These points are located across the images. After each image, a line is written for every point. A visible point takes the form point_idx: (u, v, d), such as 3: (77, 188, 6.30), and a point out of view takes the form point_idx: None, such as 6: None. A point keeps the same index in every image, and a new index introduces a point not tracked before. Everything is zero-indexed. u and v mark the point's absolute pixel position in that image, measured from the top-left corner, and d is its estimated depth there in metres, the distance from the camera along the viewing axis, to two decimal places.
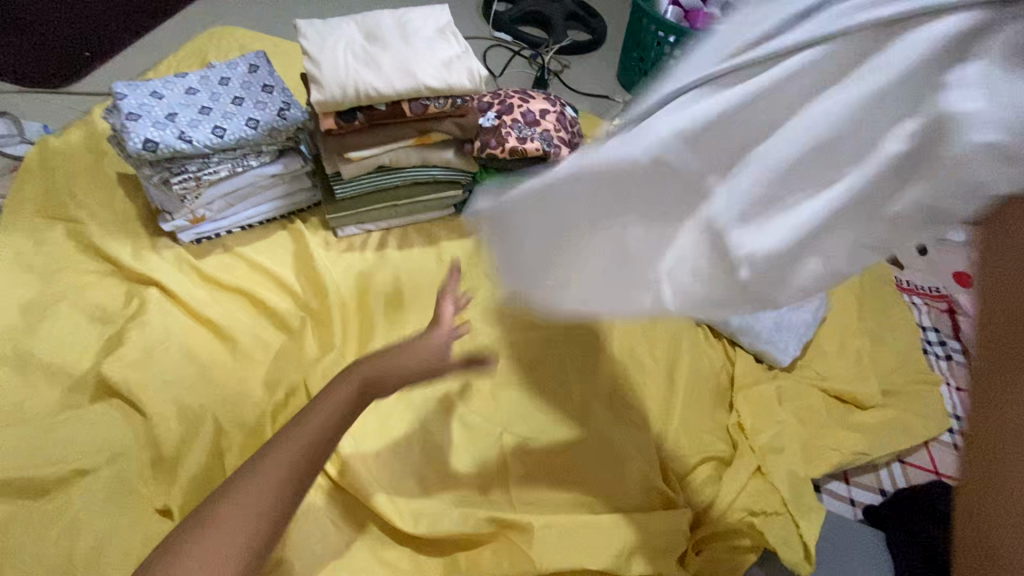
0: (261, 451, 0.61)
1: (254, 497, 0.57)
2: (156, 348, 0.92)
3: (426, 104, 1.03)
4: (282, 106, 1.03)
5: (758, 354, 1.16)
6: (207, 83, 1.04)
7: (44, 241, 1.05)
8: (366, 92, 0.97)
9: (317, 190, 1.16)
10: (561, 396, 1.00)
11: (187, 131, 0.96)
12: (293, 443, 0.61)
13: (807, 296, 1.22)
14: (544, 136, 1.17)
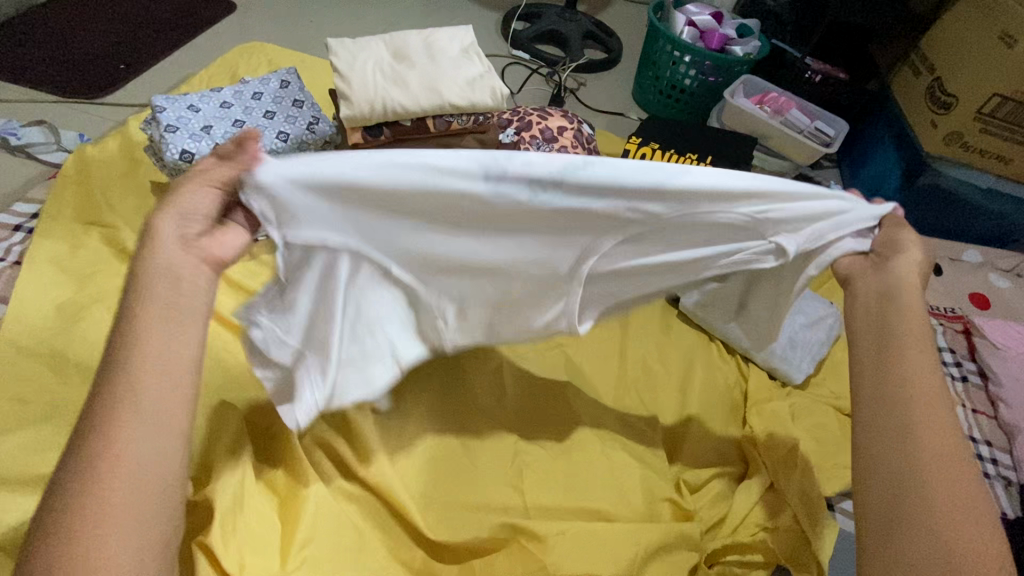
0: (104, 380, 0.52)
1: (132, 423, 0.50)
2: None
3: (450, 120, 1.08)
4: (311, 120, 1.08)
5: (771, 371, 1.16)
6: (241, 97, 1.08)
7: (81, 245, 1.09)
8: (393, 109, 1.01)
9: None
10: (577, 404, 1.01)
11: (221, 143, 1.01)
12: (140, 358, 0.52)
13: (819, 313, 1.23)
14: (561, 152, 1.21)
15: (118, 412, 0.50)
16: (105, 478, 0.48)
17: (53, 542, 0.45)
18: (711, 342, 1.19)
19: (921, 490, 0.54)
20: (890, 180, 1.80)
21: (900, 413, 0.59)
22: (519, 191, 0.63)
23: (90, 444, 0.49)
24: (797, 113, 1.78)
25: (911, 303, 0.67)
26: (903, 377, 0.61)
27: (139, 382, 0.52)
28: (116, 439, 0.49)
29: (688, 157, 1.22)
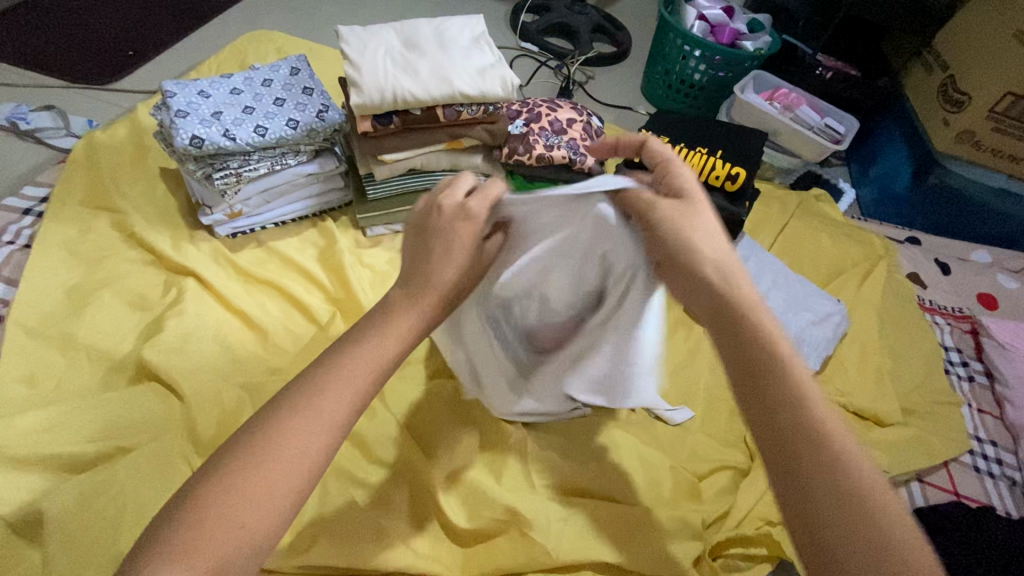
0: (316, 374, 0.58)
1: (316, 417, 0.55)
2: (195, 335, 0.96)
3: (460, 110, 1.07)
4: (321, 108, 1.07)
5: None
6: (251, 84, 1.08)
7: (89, 230, 1.09)
8: (403, 97, 1.00)
9: (349, 190, 1.20)
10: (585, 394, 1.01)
11: (231, 129, 1.00)
12: (353, 368, 0.59)
13: (827, 311, 1.26)
14: (571, 144, 1.20)
15: (309, 404, 0.56)
16: (280, 456, 0.53)
17: (218, 493, 0.50)
18: None
19: (834, 488, 0.49)
20: (899, 179, 1.82)
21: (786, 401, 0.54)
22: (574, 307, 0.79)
23: (278, 423, 0.54)
24: (807, 110, 1.77)
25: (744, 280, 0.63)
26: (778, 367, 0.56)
27: (339, 386, 0.57)
28: (301, 427, 0.54)
29: (697, 150, 1.23)
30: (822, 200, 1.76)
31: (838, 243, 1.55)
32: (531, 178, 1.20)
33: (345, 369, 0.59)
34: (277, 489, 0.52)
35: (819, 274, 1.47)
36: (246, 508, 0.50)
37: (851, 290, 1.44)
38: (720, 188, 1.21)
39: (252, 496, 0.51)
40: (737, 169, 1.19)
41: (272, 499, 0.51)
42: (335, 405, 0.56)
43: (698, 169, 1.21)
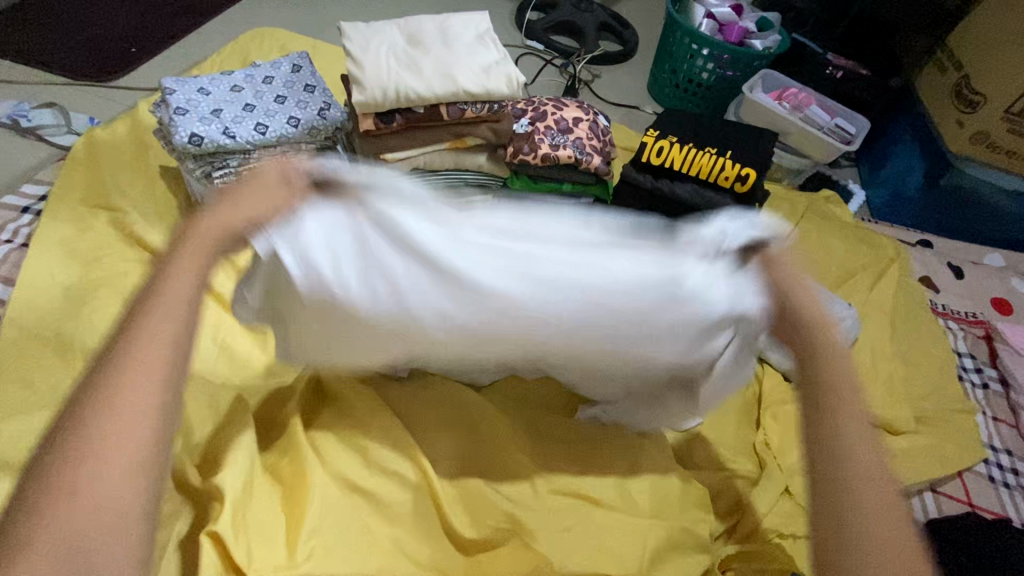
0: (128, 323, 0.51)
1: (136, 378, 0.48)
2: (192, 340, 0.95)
3: (464, 108, 1.05)
4: (322, 106, 1.05)
5: (787, 372, 1.18)
6: (252, 81, 1.06)
7: (88, 228, 1.08)
8: (406, 95, 0.98)
9: None
10: None
11: (231, 127, 0.98)
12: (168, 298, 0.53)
13: (838, 315, 1.24)
14: (577, 143, 1.22)
15: (128, 347, 0.49)
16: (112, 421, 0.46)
17: (59, 469, 0.44)
18: None
19: (859, 502, 0.60)
20: (911, 180, 1.78)
21: (829, 401, 0.66)
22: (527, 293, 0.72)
23: (99, 378, 0.48)
24: (817, 109, 1.75)
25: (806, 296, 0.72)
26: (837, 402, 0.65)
27: (157, 320, 0.51)
28: (127, 372, 0.48)
29: (707, 150, 1.19)
30: (831, 200, 1.73)
31: (847, 246, 1.53)
32: (536, 178, 1.24)
33: (159, 302, 0.52)
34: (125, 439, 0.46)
35: (831, 278, 1.44)
36: (92, 471, 0.44)
37: (861, 294, 1.41)
38: (729, 189, 1.18)
39: (98, 453, 0.45)
40: (747, 170, 1.16)
41: (123, 447, 0.45)
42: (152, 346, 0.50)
43: (708, 168, 1.18)
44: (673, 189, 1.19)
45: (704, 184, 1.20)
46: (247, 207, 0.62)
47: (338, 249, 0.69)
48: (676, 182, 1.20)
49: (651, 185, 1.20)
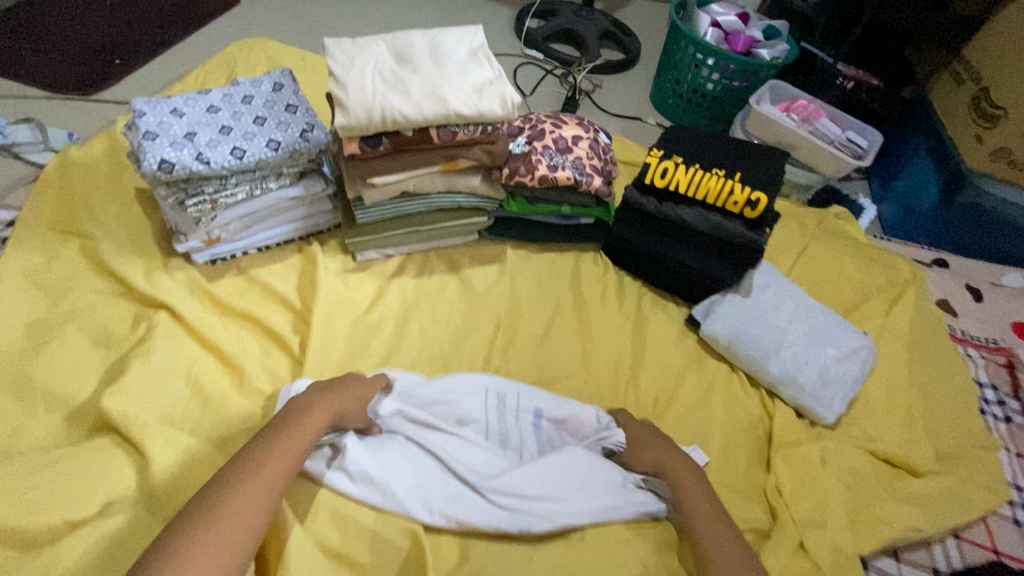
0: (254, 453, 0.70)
1: (258, 481, 0.66)
2: (161, 382, 0.89)
3: (456, 130, 0.98)
4: (305, 127, 0.99)
5: (799, 408, 1.11)
6: (230, 101, 1.00)
7: (56, 257, 1.01)
8: (392, 117, 0.91)
9: (337, 213, 1.13)
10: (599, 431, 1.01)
11: (205, 151, 0.91)
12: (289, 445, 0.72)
13: (854, 346, 1.17)
14: (576, 164, 1.16)
15: (254, 475, 0.67)
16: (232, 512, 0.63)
17: (188, 540, 0.59)
18: (735, 371, 1.18)
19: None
20: (925, 195, 1.71)
21: (686, 482, 0.86)
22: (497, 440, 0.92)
23: (225, 490, 0.65)
24: (827, 122, 1.69)
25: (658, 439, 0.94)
26: (703, 526, 0.80)
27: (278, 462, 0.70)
28: (248, 496, 0.65)
29: (715, 172, 1.12)
30: (842, 217, 1.66)
31: (861, 267, 1.46)
32: (533, 199, 1.18)
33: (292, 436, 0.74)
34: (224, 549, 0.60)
35: (843, 302, 1.37)
36: (198, 569, 0.57)
37: (877, 319, 1.33)
38: (738, 214, 1.11)
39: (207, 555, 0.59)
40: (758, 195, 1.09)
41: (222, 559, 0.59)
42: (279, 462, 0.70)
43: (716, 192, 1.11)
44: (678, 213, 1.13)
45: (711, 208, 1.13)
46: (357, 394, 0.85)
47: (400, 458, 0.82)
48: (682, 206, 1.14)
49: (656, 208, 1.15)
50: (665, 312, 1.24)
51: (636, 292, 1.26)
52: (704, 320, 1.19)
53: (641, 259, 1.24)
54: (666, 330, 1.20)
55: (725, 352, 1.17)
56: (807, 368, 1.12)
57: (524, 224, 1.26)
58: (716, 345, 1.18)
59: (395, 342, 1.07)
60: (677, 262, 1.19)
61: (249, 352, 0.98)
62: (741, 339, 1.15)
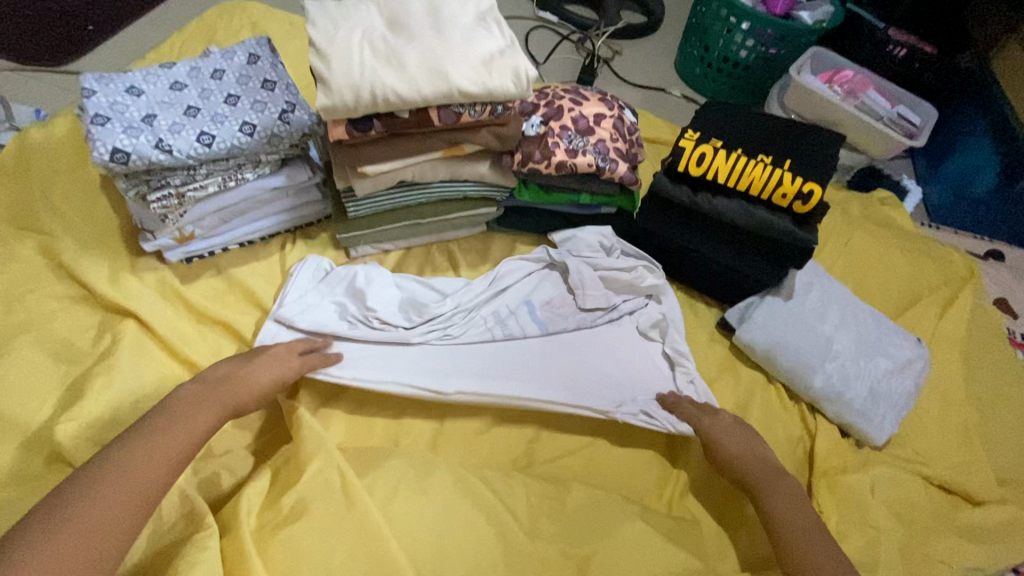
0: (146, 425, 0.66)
1: (180, 429, 0.67)
2: (127, 404, 0.78)
3: (459, 111, 0.84)
4: (285, 107, 0.85)
5: (843, 426, 1.00)
6: (198, 77, 0.86)
7: (11, 257, 0.90)
8: (384, 96, 0.77)
9: (328, 203, 1.00)
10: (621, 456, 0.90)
11: (167, 137, 0.78)
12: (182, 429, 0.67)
13: (907, 356, 1.04)
14: (599, 147, 1.01)
15: (176, 423, 0.67)
16: (150, 457, 0.63)
17: (87, 483, 0.58)
18: (772, 382, 1.06)
19: None
20: (980, 181, 1.56)
21: (798, 533, 0.75)
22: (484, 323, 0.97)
23: (112, 459, 0.61)
24: (876, 95, 1.51)
25: (738, 446, 0.86)
26: (788, 519, 0.77)
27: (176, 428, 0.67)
28: (138, 466, 0.61)
29: (760, 159, 0.97)
30: (888, 202, 1.50)
31: (912, 261, 1.31)
32: (548, 187, 1.04)
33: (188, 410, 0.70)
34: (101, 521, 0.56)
35: (891, 302, 1.23)
36: (93, 514, 0.56)
37: (929, 321, 1.20)
38: (787, 208, 0.97)
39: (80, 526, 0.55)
40: (810, 186, 0.95)
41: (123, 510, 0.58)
42: (197, 417, 0.70)
43: (761, 182, 0.96)
44: (714, 205, 0.99)
45: (753, 200, 0.99)
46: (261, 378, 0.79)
47: (379, 355, 0.90)
48: (719, 197, 1.00)
49: (689, 199, 1.00)
50: (694, 315, 1.12)
51: None
52: (739, 325, 1.06)
53: (668, 254, 1.10)
54: (694, 336, 1.08)
55: (762, 361, 1.05)
56: (855, 384, 1.00)
57: (537, 214, 1.12)
58: (751, 354, 1.05)
59: (392, 353, 0.92)
60: (710, 260, 1.06)
61: None
62: (781, 349, 1.02)
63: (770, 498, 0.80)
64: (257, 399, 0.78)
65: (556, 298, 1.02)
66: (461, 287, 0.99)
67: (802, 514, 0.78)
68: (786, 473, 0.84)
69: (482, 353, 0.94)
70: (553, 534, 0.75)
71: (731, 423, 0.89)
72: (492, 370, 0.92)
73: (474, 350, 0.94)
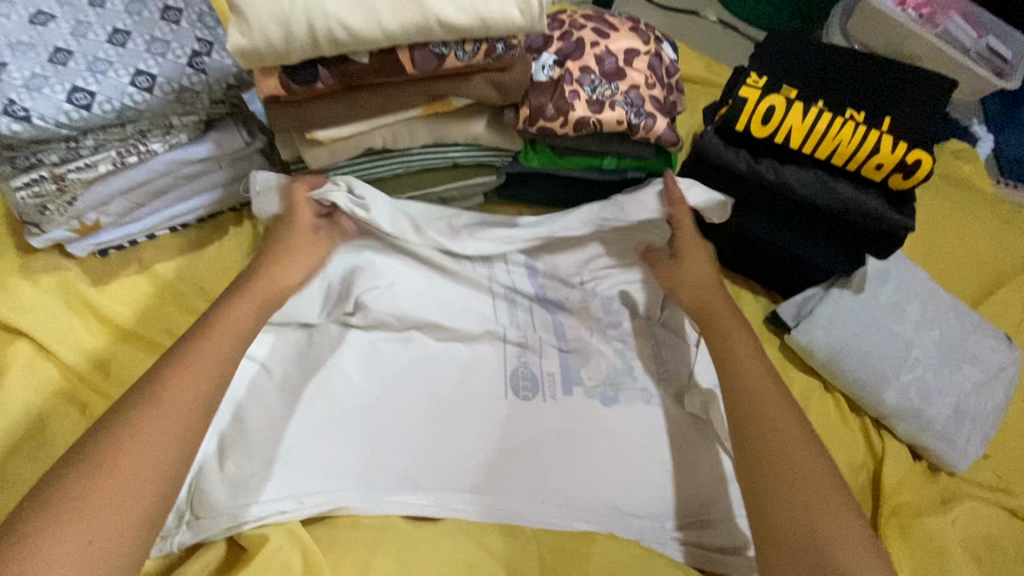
0: (187, 344, 0.56)
1: (220, 337, 0.58)
2: (22, 457, 0.61)
3: (441, 52, 0.60)
4: (195, 48, 0.61)
5: (916, 447, 0.83)
6: (71, 5, 0.62)
7: None
8: (329, 33, 0.54)
9: (277, 174, 0.77)
10: (651, 494, 0.74)
11: (21, 97, 0.57)
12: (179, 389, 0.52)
13: (1000, 363, 0.85)
14: (631, 97, 0.76)
15: (217, 330, 0.58)
16: (186, 379, 0.53)
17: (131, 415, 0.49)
18: (831, 391, 0.87)
19: (822, 541, 0.53)
20: None
21: (761, 421, 0.62)
22: (486, 404, 0.77)
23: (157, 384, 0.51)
24: (960, 21, 1.22)
25: (726, 320, 0.73)
26: (758, 403, 0.64)
27: (198, 377, 0.53)
28: (176, 392, 0.52)
29: (849, 117, 0.74)
30: (964, 154, 1.24)
31: (996, 233, 1.09)
32: (561, 149, 0.80)
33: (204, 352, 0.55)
34: (161, 457, 0.48)
35: (968, 287, 1.03)
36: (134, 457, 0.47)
37: (1015, 311, 1.00)
38: (878, 182, 0.75)
39: (124, 465, 0.46)
40: (916, 155, 0.72)
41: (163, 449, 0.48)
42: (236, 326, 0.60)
43: (849, 148, 0.73)
44: (782, 176, 0.76)
45: (834, 170, 0.76)
46: (293, 270, 0.69)
47: (351, 476, 0.69)
48: (789, 165, 0.76)
49: (747, 167, 0.77)
50: (738, 307, 0.91)
51: None
52: (795, 324, 0.86)
53: (710, 232, 0.88)
54: None
55: (822, 369, 0.86)
56: (936, 400, 0.82)
57: (549, 182, 0.88)
58: (808, 359, 0.86)
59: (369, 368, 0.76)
60: (766, 243, 0.84)
61: None
62: (847, 355, 0.83)
63: (742, 377, 0.67)
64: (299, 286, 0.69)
65: (575, 361, 0.83)
66: (464, 358, 0.80)
67: (754, 408, 0.63)
68: (773, 373, 0.67)
69: (486, 456, 0.74)
70: None
71: (730, 315, 0.74)
72: (498, 474, 0.73)
73: (462, 455, 0.73)
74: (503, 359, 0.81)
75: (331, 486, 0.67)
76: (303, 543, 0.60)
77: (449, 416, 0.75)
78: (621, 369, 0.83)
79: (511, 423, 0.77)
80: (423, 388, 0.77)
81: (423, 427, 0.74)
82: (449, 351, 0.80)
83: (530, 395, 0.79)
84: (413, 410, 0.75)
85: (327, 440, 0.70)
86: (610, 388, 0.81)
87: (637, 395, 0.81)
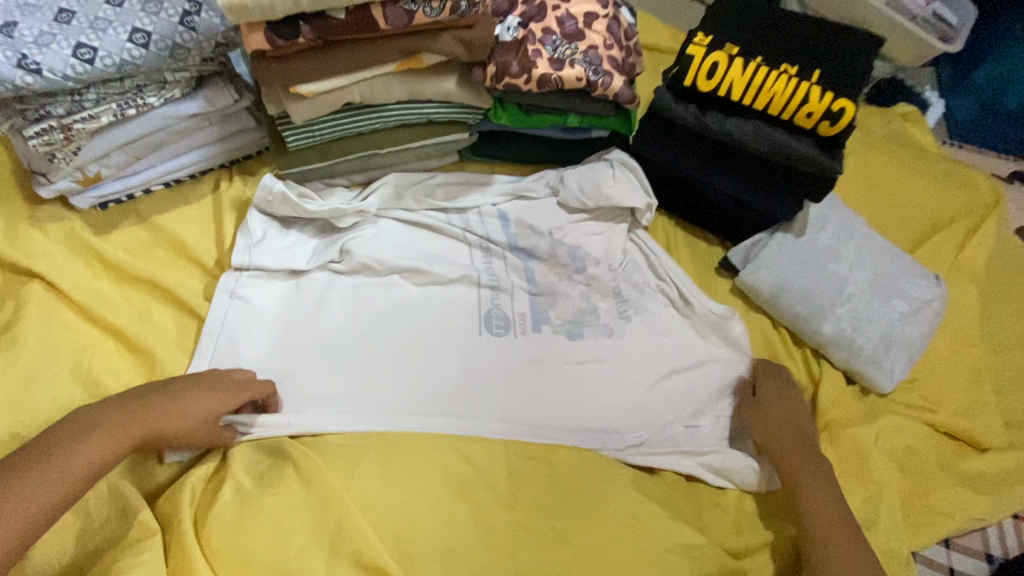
0: (128, 405, 0.64)
1: (150, 412, 0.64)
2: (43, 381, 0.68)
3: (411, 10, 0.67)
4: (186, 8, 0.67)
5: (849, 372, 0.93)
6: None
7: None
8: None
9: (264, 131, 0.83)
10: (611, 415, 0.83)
11: (32, 52, 0.63)
12: (58, 471, 0.56)
13: (926, 297, 0.95)
14: (589, 56, 0.83)
15: (146, 405, 0.64)
16: (98, 437, 0.60)
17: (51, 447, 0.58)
18: (777, 327, 0.97)
19: None
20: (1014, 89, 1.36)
21: (816, 492, 0.74)
22: (463, 339, 0.85)
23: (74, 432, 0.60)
24: None
25: (772, 403, 0.84)
26: (809, 480, 0.76)
27: (98, 443, 0.60)
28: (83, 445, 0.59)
29: (783, 71, 0.82)
30: (911, 117, 1.32)
31: (935, 187, 1.18)
32: (527, 107, 0.87)
33: (108, 430, 0.61)
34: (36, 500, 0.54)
35: (906, 234, 1.12)
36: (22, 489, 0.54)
37: (947, 255, 1.09)
38: (811, 129, 0.83)
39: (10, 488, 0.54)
40: (842, 103, 0.80)
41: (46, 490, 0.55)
42: (167, 410, 0.65)
43: (783, 98, 0.81)
44: (726, 127, 0.84)
45: (772, 121, 0.84)
46: (189, 414, 0.66)
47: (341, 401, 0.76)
48: (733, 117, 0.84)
49: (696, 120, 0.85)
50: (694, 254, 1.00)
51: (658, 228, 1.01)
52: (743, 266, 0.95)
53: (667, 184, 0.96)
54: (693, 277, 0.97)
55: (767, 306, 0.95)
56: (867, 329, 0.91)
57: (518, 140, 0.95)
58: (755, 297, 0.95)
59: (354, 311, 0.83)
60: (716, 193, 0.92)
61: (160, 332, 0.75)
62: (788, 292, 0.92)
63: (793, 450, 0.79)
64: (190, 428, 0.66)
65: (544, 301, 0.91)
66: (443, 298, 0.88)
67: (807, 481, 0.75)
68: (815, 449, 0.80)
69: (464, 383, 0.82)
70: (536, 504, 0.69)
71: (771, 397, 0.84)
72: (474, 401, 0.81)
73: (441, 384, 0.81)
74: (481, 300, 0.89)
75: (322, 411, 0.75)
76: (296, 450, 0.68)
77: (429, 349, 0.83)
78: (585, 310, 0.91)
79: (487, 354, 0.85)
80: (406, 325, 0.84)
81: (405, 358, 0.82)
82: (428, 296, 0.87)
83: (502, 331, 0.87)
84: (396, 344, 0.82)
85: (319, 369, 0.78)
86: (575, 324, 0.90)
87: (601, 331, 0.90)
